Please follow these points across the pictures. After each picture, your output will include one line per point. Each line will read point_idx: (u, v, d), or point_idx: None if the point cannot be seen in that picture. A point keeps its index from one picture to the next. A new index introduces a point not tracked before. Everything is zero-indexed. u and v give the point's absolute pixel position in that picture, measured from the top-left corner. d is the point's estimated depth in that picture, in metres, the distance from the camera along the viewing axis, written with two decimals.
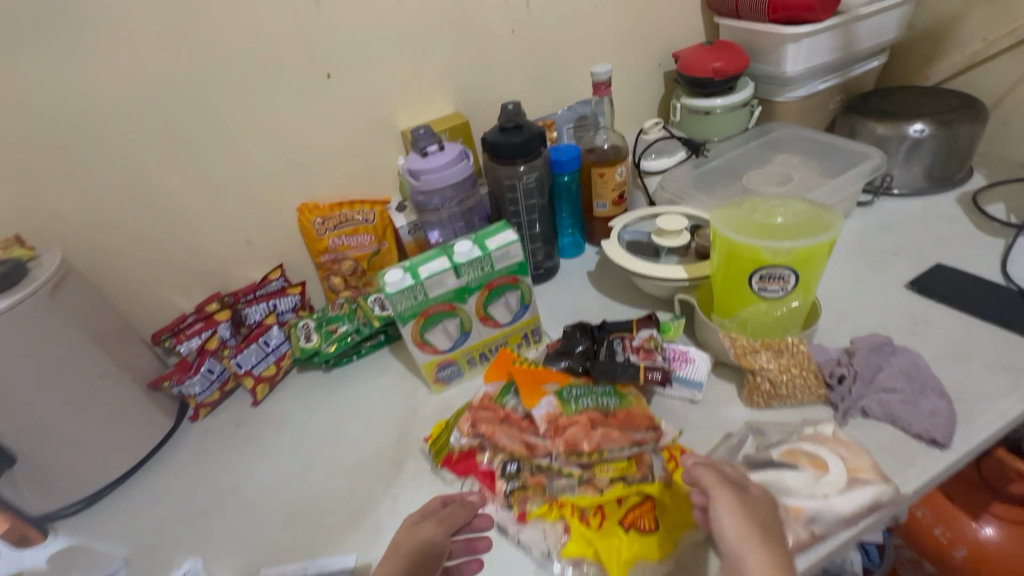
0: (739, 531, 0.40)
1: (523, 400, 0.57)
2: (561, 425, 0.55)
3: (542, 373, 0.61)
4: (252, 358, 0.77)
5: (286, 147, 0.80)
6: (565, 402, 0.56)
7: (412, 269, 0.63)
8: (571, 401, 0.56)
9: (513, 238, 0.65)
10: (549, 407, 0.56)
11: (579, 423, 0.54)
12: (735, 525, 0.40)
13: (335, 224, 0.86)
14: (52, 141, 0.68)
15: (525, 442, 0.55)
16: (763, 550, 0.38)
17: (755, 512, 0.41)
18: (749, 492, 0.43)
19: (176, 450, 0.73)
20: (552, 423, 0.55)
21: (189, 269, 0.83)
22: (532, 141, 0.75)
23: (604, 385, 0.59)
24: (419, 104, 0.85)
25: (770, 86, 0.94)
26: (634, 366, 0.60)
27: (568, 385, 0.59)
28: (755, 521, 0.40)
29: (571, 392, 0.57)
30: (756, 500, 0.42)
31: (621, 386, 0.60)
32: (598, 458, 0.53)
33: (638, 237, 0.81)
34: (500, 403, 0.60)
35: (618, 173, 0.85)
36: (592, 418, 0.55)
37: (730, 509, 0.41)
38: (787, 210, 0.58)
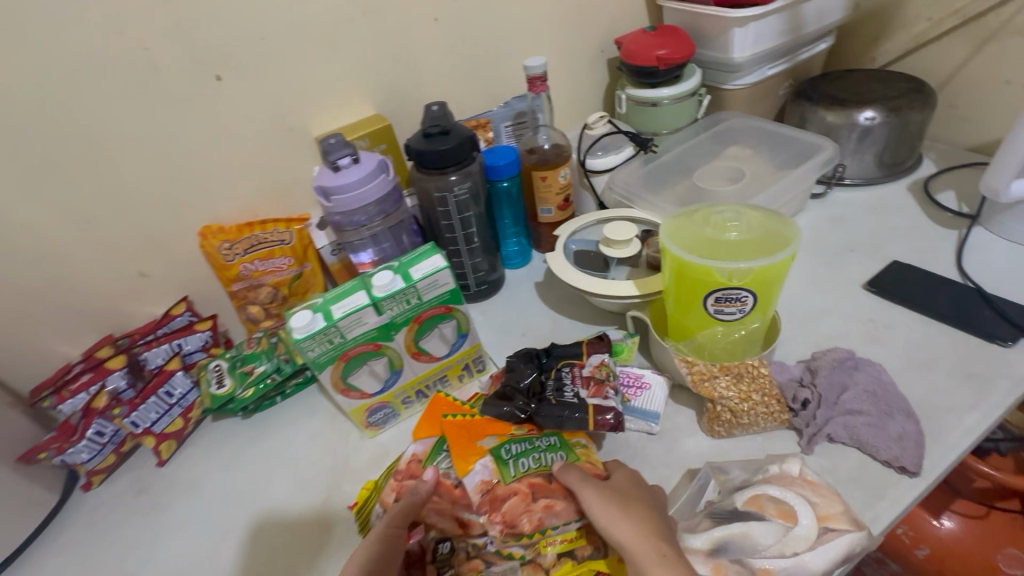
0: (608, 514, 0.45)
1: (454, 464, 0.50)
2: (498, 496, 0.49)
3: (479, 425, 0.55)
4: (152, 415, 0.67)
5: (175, 165, 0.69)
6: (504, 466, 0.50)
7: (325, 309, 0.54)
8: (509, 463, 0.50)
9: (442, 263, 0.56)
10: (484, 473, 0.50)
11: (518, 494, 0.49)
12: (602, 509, 0.45)
13: (245, 248, 0.75)
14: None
15: (459, 519, 0.49)
16: (629, 523, 0.44)
17: (623, 499, 0.46)
18: (612, 484, 0.48)
19: (64, 530, 0.63)
20: (488, 493, 0.49)
21: (70, 313, 0.71)
22: (460, 147, 0.66)
23: (548, 435, 0.53)
24: (333, 106, 0.75)
25: (718, 73, 0.88)
26: (582, 411, 0.53)
27: (507, 439, 0.53)
28: (615, 499, 0.46)
29: (509, 451, 0.51)
30: (618, 487, 0.48)
31: (568, 435, 0.54)
32: (541, 536, 0.48)
33: (585, 247, 0.74)
34: (430, 465, 0.53)
35: (562, 175, 0.78)
36: (533, 485, 0.49)
37: (595, 496, 0.46)
38: (741, 222, 0.52)
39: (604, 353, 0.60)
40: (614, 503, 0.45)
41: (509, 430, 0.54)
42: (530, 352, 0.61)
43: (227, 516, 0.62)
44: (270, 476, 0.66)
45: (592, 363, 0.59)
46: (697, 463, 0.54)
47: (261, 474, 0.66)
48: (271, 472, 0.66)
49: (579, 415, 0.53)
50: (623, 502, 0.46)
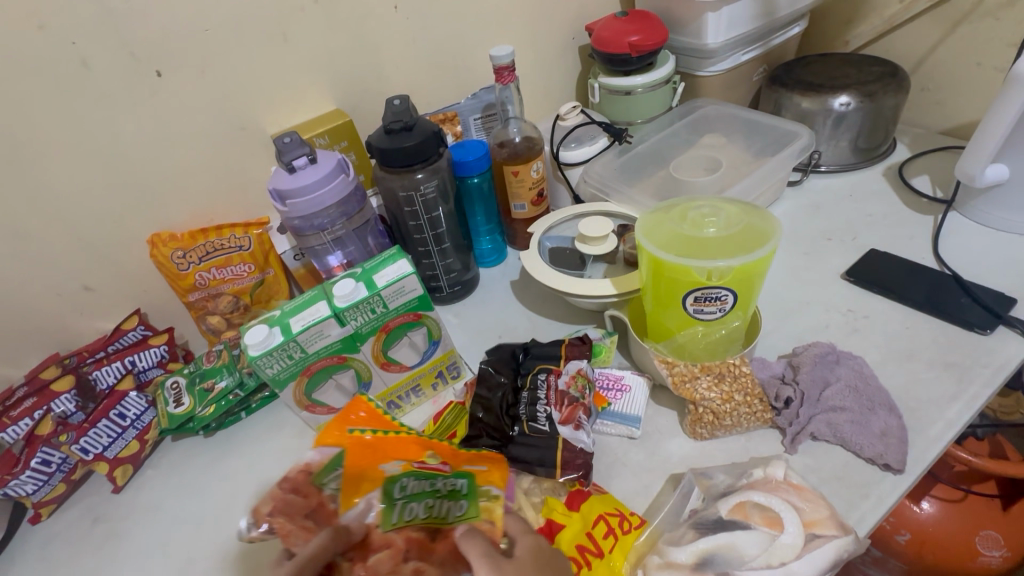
0: None
1: (349, 482, 0.43)
2: (370, 544, 0.42)
3: (393, 444, 0.45)
4: (102, 440, 0.62)
5: (115, 170, 0.63)
6: (389, 508, 0.43)
7: (282, 322, 0.51)
8: (397, 506, 0.43)
9: (409, 269, 0.53)
10: (367, 513, 0.43)
11: (391, 548, 0.41)
12: None
13: (201, 255, 0.70)
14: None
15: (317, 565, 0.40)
16: None
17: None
18: (515, 563, 0.39)
19: (12, 566, 0.59)
20: (360, 538, 0.42)
21: (9, 331, 0.65)
22: (425, 144, 0.62)
23: (458, 476, 0.46)
24: (288, 102, 0.70)
25: (691, 59, 0.86)
26: (551, 459, 0.51)
27: (408, 471, 0.44)
28: None
29: (403, 490, 0.44)
30: (519, 563, 0.40)
31: (483, 476, 0.47)
32: None
33: (561, 244, 0.72)
34: (320, 481, 0.43)
35: (534, 169, 0.75)
36: (411, 541, 0.42)
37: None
38: (720, 217, 0.50)
39: (581, 363, 0.58)
40: None
41: (420, 458, 0.45)
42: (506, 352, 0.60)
43: (188, 543, 0.58)
44: (235, 499, 0.62)
45: (568, 376, 0.56)
46: (680, 467, 0.52)
47: (225, 496, 0.62)
48: (235, 494, 0.62)
49: (548, 447, 0.51)
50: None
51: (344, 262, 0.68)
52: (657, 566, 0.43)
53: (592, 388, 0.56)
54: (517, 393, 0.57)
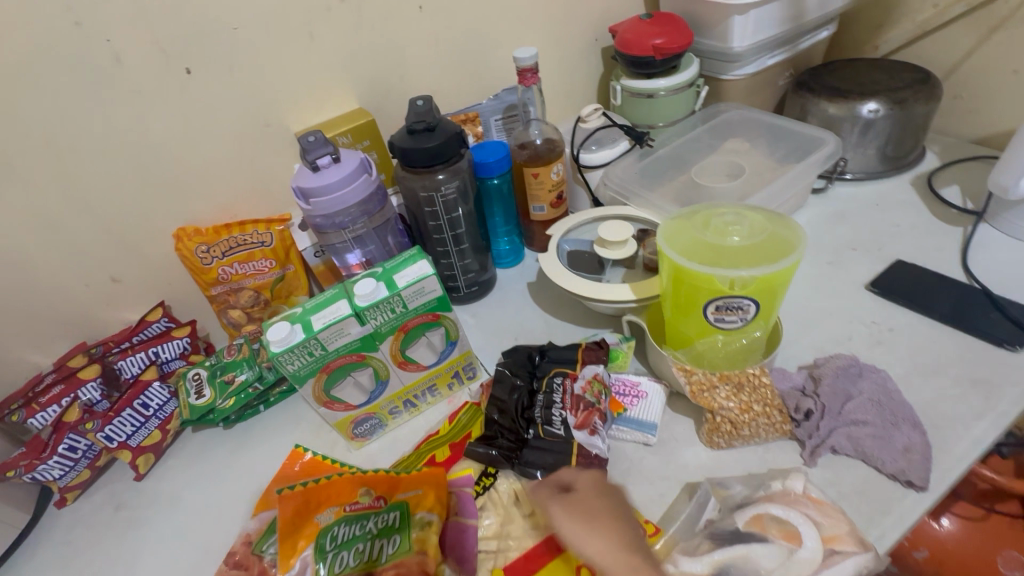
0: (574, 529, 0.43)
1: (282, 539, 0.44)
2: None
3: (321, 491, 0.47)
4: (126, 429, 0.64)
5: (144, 165, 0.65)
6: (320, 563, 0.44)
7: (304, 320, 0.51)
8: (329, 556, 0.44)
9: (429, 270, 0.53)
10: (303, 568, 0.44)
11: None
12: (568, 518, 0.44)
13: (224, 250, 0.72)
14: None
15: None
16: (596, 534, 0.42)
17: (584, 513, 0.43)
18: (576, 491, 0.46)
19: (37, 548, 0.60)
20: None
21: (39, 320, 0.67)
22: (447, 144, 0.63)
23: (388, 509, 0.47)
24: (313, 101, 0.71)
25: (716, 62, 0.85)
26: (565, 474, 0.50)
27: (340, 519, 0.46)
28: (584, 512, 0.44)
29: (333, 538, 0.45)
30: (583, 495, 0.45)
31: (415, 505, 0.48)
32: None
33: (579, 247, 0.72)
34: (259, 550, 0.51)
35: (555, 172, 0.74)
36: None
37: (559, 509, 0.44)
38: (743, 226, 0.49)
39: (598, 368, 0.58)
40: (580, 516, 0.43)
41: (352, 499, 0.47)
42: (523, 352, 0.60)
43: (206, 534, 0.60)
44: (252, 492, 0.63)
45: (584, 381, 0.56)
46: (696, 477, 0.52)
47: (242, 488, 0.63)
48: (252, 487, 0.63)
49: (562, 453, 0.51)
50: (588, 521, 0.43)
51: (363, 260, 0.69)
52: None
53: (608, 393, 0.56)
54: (533, 395, 0.57)
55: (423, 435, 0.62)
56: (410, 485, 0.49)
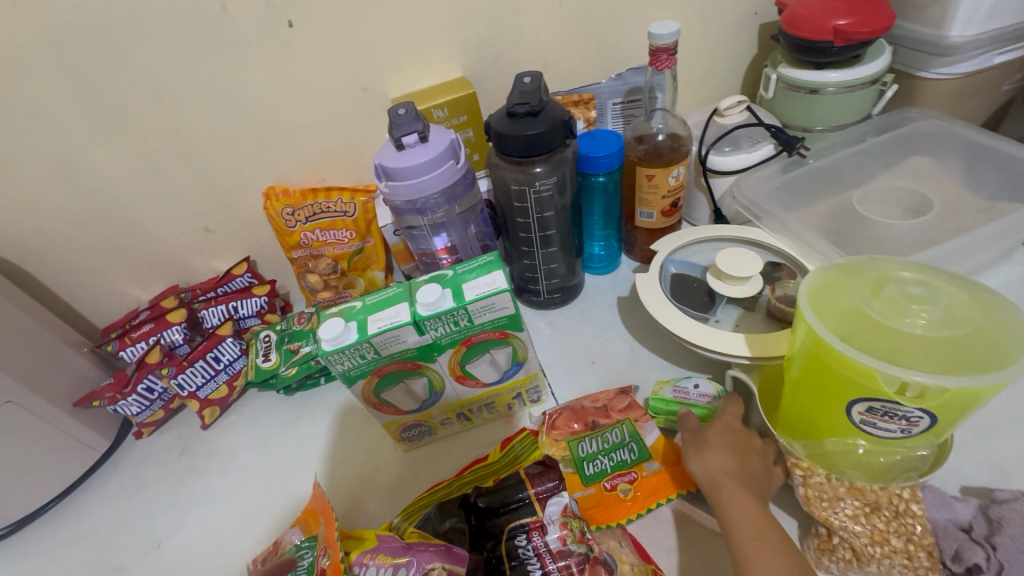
0: (692, 451, 0.44)
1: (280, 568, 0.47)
2: None
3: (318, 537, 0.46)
4: (197, 380, 0.66)
5: (240, 120, 0.63)
6: None
7: (360, 319, 0.46)
8: None
9: (502, 285, 0.46)
10: None
11: None
12: (690, 448, 0.45)
13: (308, 215, 0.70)
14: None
15: None
16: (714, 452, 0.43)
17: (707, 438, 0.45)
18: (716, 426, 0.45)
19: (113, 473, 0.65)
20: None
21: (140, 259, 0.70)
22: (550, 134, 0.53)
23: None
24: (413, 67, 0.65)
25: (917, 54, 0.65)
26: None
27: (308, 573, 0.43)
28: (707, 439, 0.44)
29: None
30: (721, 424, 0.46)
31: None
32: None
33: (687, 271, 0.60)
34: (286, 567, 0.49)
35: (674, 175, 0.62)
36: None
37: (684, 442, 0.46)
38: (936, 306, 0.35)
39: (564, 497, 0.48)
40: (697, 443, 0.45)
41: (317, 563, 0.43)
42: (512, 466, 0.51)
43: (249, 501, 0.59)
44: (298, 467, 0.62)
45: (556, 527, 0.46)
46: None
47: (289, 461, 0.62)
48: (300, 462, 0.62)
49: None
50: (708, 444, 0.44)
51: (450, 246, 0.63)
52: None
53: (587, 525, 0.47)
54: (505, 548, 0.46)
55: (473, 451, 0.57)
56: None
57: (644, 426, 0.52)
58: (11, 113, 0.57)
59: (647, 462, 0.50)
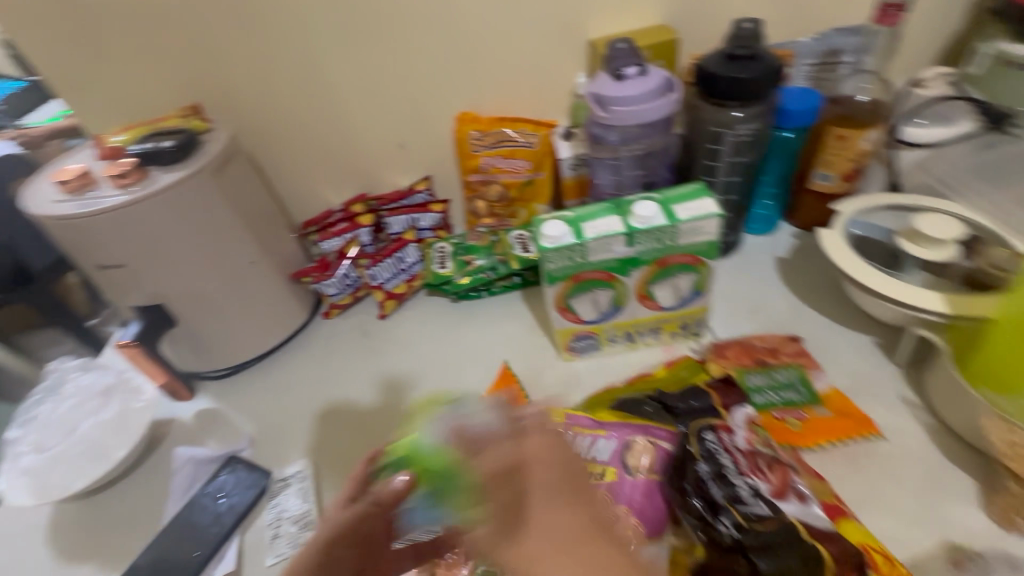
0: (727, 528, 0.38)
1: None
2: None
3: None
4: (385, 273, 0.75)
5: (457, 46, 0.69)
6: None
7: (575, 225, 0.52)
8: None
9: (714, 210, 0.50)
10: None
11: None
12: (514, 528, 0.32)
13: (493, 142, 0.75)
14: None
15: None
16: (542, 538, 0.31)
17: (885, 495, 0.47)
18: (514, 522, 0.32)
19: (305, 342, 0.75)
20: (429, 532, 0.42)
21: (340, 164, 0.78)
22: (765, 80, 0.55)
23: None
24: (619, 9, 0.68)
25: None
26: (771, 533, 0.39)
27: None
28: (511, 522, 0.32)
29: None
30: (891, 457, 0.49)
31: None
32: None
33: (872, 234, 0.59)
34: None
35: (867, 139, 0.62)
36: None
37: (860, 477, 0.48)
38: None
39: (749, 410, 0.49)
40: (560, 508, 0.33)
41: None
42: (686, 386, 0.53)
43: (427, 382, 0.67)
44: (468, 359, 0.69)
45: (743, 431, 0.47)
46: (963, 539, 0.44)
47: (460, 354, 0.70)
48: (469, 357, 0.69)
49: (789, 538, 0.38)
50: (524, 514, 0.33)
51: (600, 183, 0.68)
52: None
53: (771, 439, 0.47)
54: (686, 457, 0.44)
55: (634, 370, 0.61)
56: None
57: (811, 374, 0.55)
58: (273, 15, 0.64)
59: (816, 405, 0.52)
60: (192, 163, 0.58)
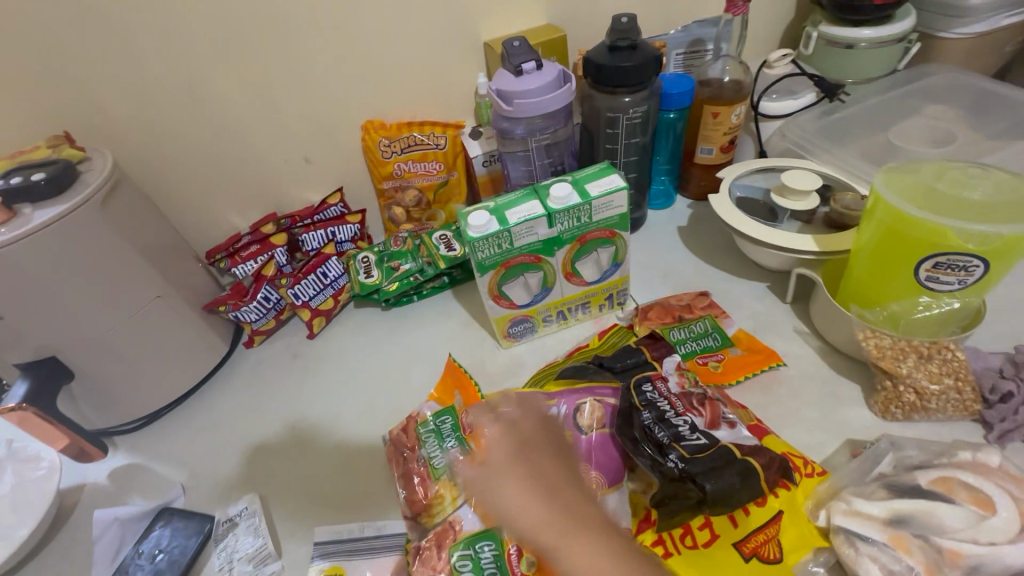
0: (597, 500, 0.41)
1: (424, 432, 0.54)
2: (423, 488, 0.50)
3: None
4: (310, 290, 0.72)
5: (353, 53, 0.69)
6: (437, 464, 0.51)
7: (498, 213, 0.54)
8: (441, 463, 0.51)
9: (620, 185, 0.55)
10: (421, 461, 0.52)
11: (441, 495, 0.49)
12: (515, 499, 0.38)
13: (403, 147, 0.76)
14: (83, 19, 0.57)
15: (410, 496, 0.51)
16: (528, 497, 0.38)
17: (795, 412, 0.54)
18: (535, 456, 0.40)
19: (230, 375, 0.70)
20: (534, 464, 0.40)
21: (243, 185, 0.74)
22: (645, 67, 0.62)
23: (462, 447, 0.51)
24: (507, 12, 0.72)
25: (936, 16, 0.76)
26: (713, 458, 0.44)
27: (457, 438, 0.52)
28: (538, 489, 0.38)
29: (447, 450, 0.51)
30: (795, 380, 0.57)
31: None
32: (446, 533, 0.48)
33: (751, 194, 0.68)
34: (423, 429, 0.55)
35: (736, 114, 0.71)
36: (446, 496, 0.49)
37: (774, 401, 0.55)
38: (983, 183, 0.46)
39: (676, 358, 0.54)
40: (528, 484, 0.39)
41: (467, 424, 0.52)
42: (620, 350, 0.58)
43: (370, 392, 0.66)
44: (409, 362, 0.69)
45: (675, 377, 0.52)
46: (857, 435, 0.52)
47: (400, 359, 0.69)
48: (410, 361, 0.69)
49: (726, 459, 0.44)
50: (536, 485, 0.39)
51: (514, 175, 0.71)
52: (842, 512, 0.42)
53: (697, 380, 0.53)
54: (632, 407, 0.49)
55: (570, 346, 0.65)
56: None
57: (723, 321, 0.62)
58: (149, 32, 0.60)
59: (730, 346, 0.59)
60: (72, 195, 0.52)
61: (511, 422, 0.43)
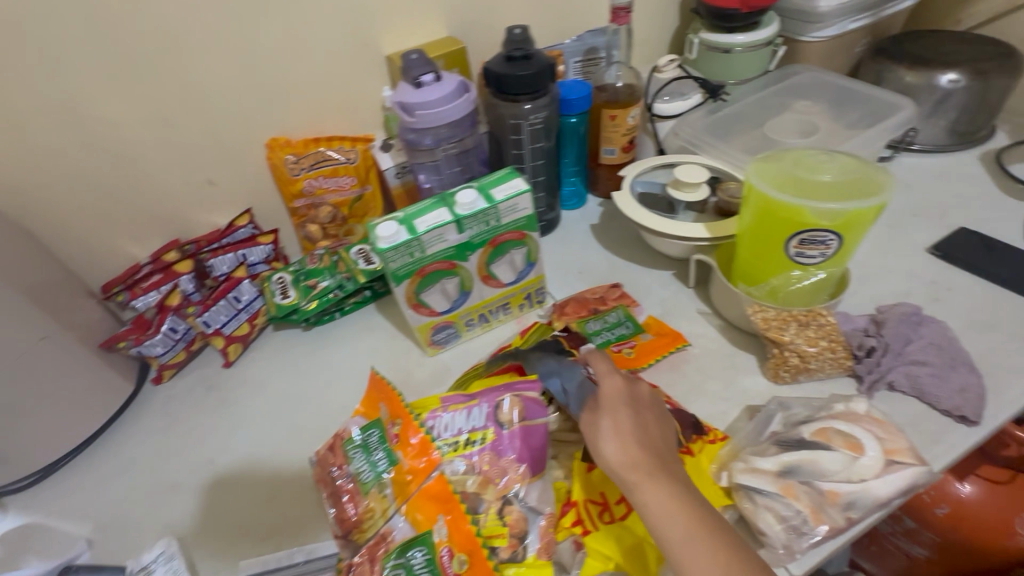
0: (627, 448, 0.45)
1: (352, 446, 0.51)
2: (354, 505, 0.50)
3: (394, 404, 0.52)
4: (221, 317, 0.69)
5: (251, 71, 0.67)
6: (366, 479, 0.50)
7: (408, 223, 0.55)
8: (369, 477, 0.50)
9: (524, 187, 0.57)
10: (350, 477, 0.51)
11: (372, 509, 0.49)
12: (615, 446, 0.45)
13: (312, 163, 0.75)
14: None
15: (343, 515, 0.50)
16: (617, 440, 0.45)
17: (701, 386, 0.58)
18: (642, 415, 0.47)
19: (138, 416, 0.66)
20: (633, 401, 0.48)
21: (138, 212, 0.70)
22: (541, 75, 0.65)
23: (390, 458, 0.50)
24: (407, 25, 0.73)
25: (795, 23, 0.85)
26: None
27: (384, 449, 0.50)
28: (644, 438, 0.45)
29: (375, 463, 0.50)
30: (700, 357, 0.61)
31: (419, 469, 0.49)
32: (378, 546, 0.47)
33: (651, 189, 0.73)
34: (349, 445, 0.52)
35: (631, 116, 0.76)
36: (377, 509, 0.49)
37: (683, 378, 0.59)
38: (832, 166, 0.53)
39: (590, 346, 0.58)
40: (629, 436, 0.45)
41: (393, 434, 0.50)
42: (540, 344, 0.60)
43: (295, 415, 0.64)
44: (334, 381, 0.67)
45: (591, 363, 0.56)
46: (755, 400, 0.57)
47: (324, 378, 0.68)
48: (335, 379, 0.68)
49: None
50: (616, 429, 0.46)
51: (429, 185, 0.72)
52: (741, 470, 0.46)
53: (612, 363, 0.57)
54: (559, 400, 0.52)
55: (494, 347, 0.67)
56: (412, 446, 0.49)
57: (633, 309, 0.65)
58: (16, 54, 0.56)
59: (641, 333, 0.63)
60: None
61: (628, 379, 0.50)
